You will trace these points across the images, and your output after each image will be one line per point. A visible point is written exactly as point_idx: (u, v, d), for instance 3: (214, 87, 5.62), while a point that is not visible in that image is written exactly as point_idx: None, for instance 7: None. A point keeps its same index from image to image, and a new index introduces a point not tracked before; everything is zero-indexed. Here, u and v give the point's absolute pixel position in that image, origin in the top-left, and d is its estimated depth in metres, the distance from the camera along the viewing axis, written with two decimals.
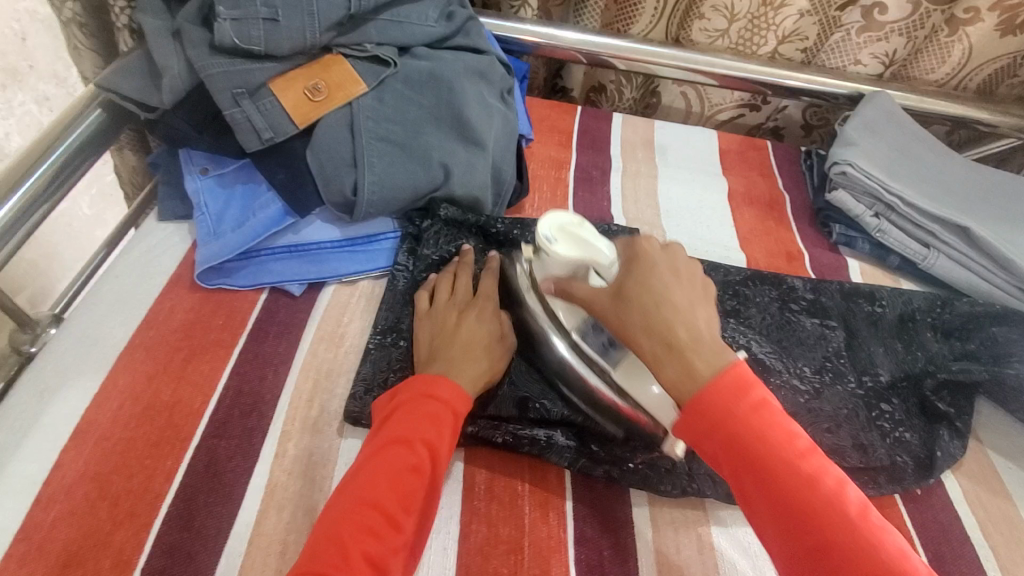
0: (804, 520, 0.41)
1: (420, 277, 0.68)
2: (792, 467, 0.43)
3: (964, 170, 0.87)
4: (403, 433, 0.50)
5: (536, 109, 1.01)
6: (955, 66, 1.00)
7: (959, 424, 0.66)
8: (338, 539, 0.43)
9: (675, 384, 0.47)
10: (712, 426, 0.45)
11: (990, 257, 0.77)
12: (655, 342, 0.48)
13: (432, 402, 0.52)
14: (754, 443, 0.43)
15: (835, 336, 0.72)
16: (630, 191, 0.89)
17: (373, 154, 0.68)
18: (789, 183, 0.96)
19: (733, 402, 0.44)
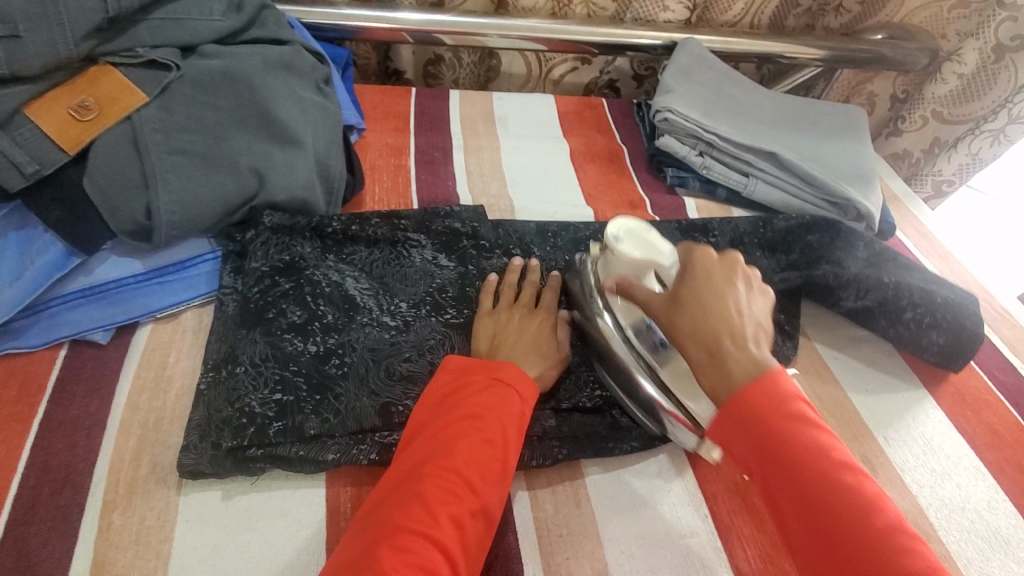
0: (809, 506, 0.43)
1: (251, 295, 0.60)
2: (821, 472, 0.44)
3: (770, 101, 0.96)
4: (471, 410, 0.52)
5: (368, 97, 0.97)
6: (747, 3, 1.07)
7: (790, 330, 0.73)
8: (390, 506, 0.46)
9: (716, 388, 0.49)
10: (749, 421, 0.46)
11: (798, 177, 0.86)
12: (699, 346, 0.50)
13: (498, 383, 0.54)
14: (785, 442, 0.44)
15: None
16: (474, 166, 0.87)
17: (167, 170, 0.61)
18: (626, 136, 0.99)
19: (767, 404, 0.46)
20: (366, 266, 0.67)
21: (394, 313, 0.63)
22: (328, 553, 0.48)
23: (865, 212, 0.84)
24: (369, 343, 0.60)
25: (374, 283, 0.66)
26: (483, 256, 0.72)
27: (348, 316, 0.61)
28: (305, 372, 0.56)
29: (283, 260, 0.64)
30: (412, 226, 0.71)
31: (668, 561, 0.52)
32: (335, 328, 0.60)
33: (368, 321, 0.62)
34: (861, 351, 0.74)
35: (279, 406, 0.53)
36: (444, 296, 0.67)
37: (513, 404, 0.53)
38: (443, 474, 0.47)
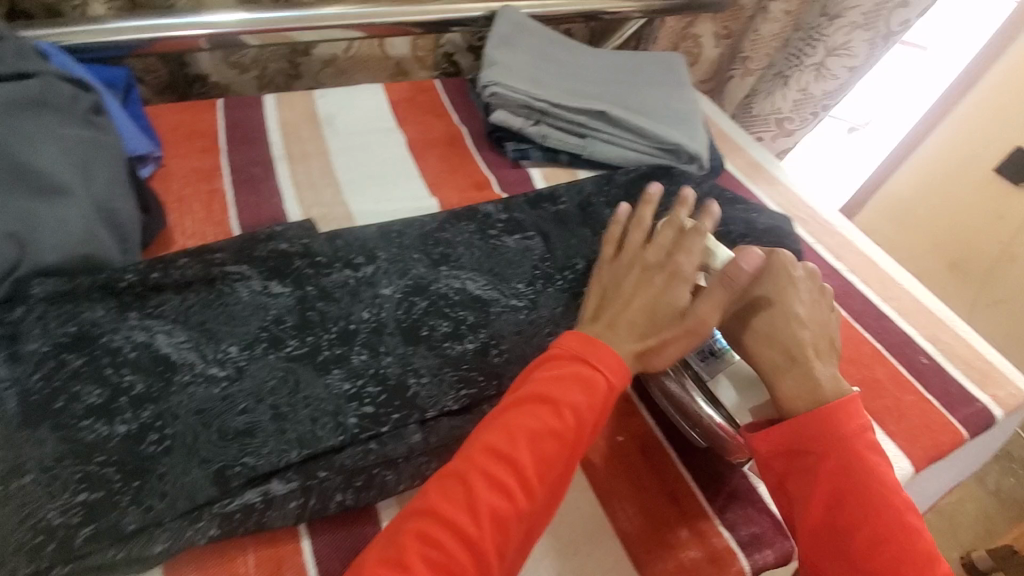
0: (851, 527, 0.50)
1: (32, 383, 0.51)
2: (877, 495, 0.51)
3: (595, 60, 0.97)
4: (547, 394, 0.52)
5: (166, 118, 0.85)
6: None
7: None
8: (422, 526, 0.46)
9: (797, 395, 0.56)
10: (823, 447, 0.52)
11: (630, 131, 0.88)
12: (778, 353, 0.58)
13: (581, 365, 0.53)
14: (848, 467, 0.52)
15: (526, 247, 0.75)
16: (302, 176, 0.80)
17: None
18: (463, 116, 0.96)
19: (837, 427, 0.53)
20: (181, 316, 0.59)
21: (221, 361, 0.56)
22: None
23: (694, 154, 0.88)
24: (194, 405, 0.52)
25: (195, 332, 0.58)
26: (321, 274, 0.66)
27: (164, 378, 0.54)
28: (116, 459, 0.48)
29: (69, 333, 0.54)
30: (228, 257, 0.63)
31: (550, 544, 0.52)
32: (149, 398, 0.52)
33: (189, 379, 0.54)
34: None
35: (86, 509, 0.46)
36: (280, 328, 0.60)
37: (602, 388, 0.53)
38: (468, 500, 0.47)
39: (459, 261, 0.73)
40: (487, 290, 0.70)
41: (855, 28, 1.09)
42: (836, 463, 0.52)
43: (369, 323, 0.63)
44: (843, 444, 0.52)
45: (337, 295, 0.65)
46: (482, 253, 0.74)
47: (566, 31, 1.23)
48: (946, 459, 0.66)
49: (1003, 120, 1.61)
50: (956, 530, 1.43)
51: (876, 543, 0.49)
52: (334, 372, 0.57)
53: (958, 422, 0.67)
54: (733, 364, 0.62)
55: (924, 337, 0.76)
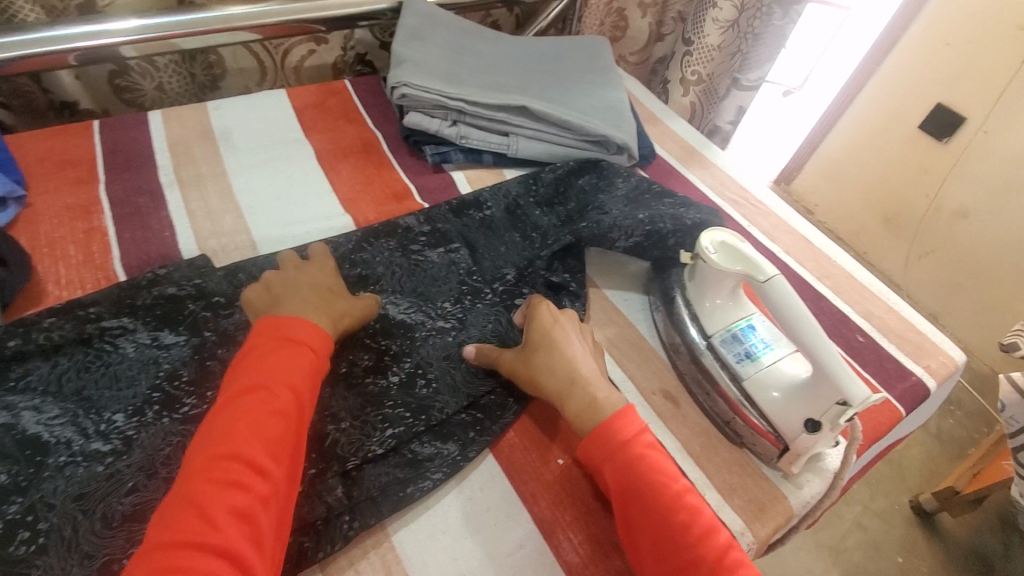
0: (658, 531, 0.48)
1: None
2: (676, 506, 0.49)
3: (514, 48, 0.92)
4: (252, 383, 0.48)
5: (30, 146, 0.75)
6: None
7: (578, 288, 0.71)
8: (198, 514, 0.41)
9: (582, 413, 0.54)
10: (601, 467, 0.51)
11: (555, 124, 0.84)
12: (561, 377, 0.56)
13: (286, 347, 0.50)
14: (642, 478, 0.50)
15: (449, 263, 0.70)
16: (196, 202, 0.72)
17: None
18: (378, 119, 0.89)
19: (613, 434, 0.52)
20: (52, 385, 0.51)
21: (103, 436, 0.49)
22: None
23: (623, 144, 0.84)
24: (68, 496, 0.46)
25: (70, 404, 0.50)
26: (221, 317, 0.59)
27: (33, 466, 0.47)
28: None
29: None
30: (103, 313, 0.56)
31: None
32: (15, 494, 0.45)
33: (61, 463, 0.47)
34: (642, 284, 0.76)
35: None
36: (172, 386, 0.53)
37: (306, 360, 0.50)
38: (200, 506, 0.42)
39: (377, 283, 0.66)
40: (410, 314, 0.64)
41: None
42: (610, 478, 0.51)
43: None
44: (617, 457, 0.51)
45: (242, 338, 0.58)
46: (403, 272, 0.67)
47: (492, 20, 1.17)
48: (883, 438, 0.67)
49: (922, 78, 1.64)
50: (905, 477, 1.50)
51: (677, 543, 0.47)
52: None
53: (894, 399, 0.68)
54: (772, 366, 0.60)
55: (857, 314, 0.76)
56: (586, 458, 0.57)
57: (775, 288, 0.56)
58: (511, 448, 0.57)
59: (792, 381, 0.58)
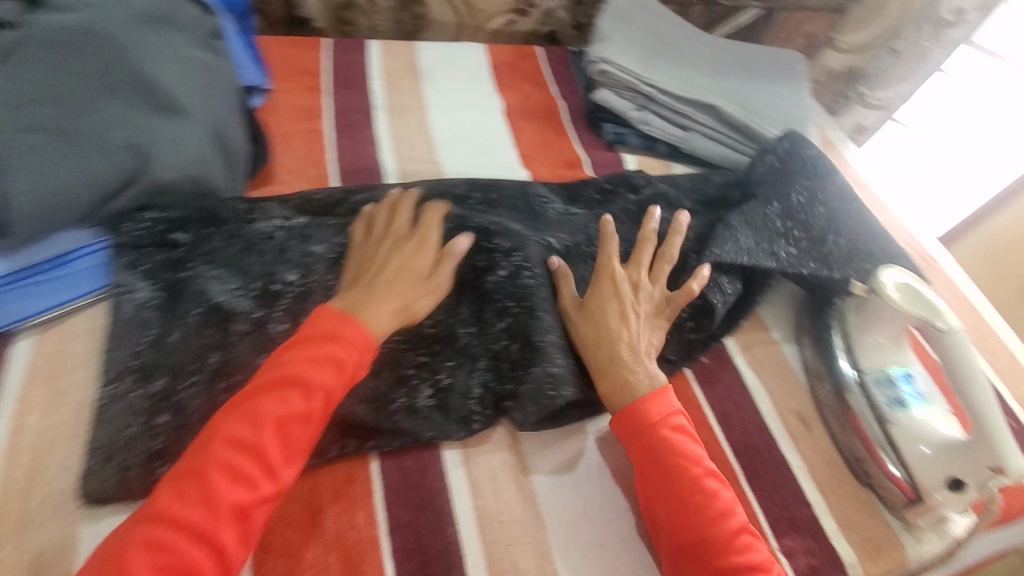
0: (677, 508, 0.49)
1: (160, 271, 0.56)
2: (695, 484, 0.50)
3: (709, 49, 0.93)
4: (326, 352, 0.49)
5: (275, 50, 0.85)
6: None
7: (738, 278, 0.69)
8: (240, 450, 0.43)
9: (611, 390, 0.55)
10: (633, 433, 0.53)
11: (737, 131, 0.84)
12: (602, 352, 0.56)
13: (333, 341, 0.49)
14: (674, 456, 0.51)
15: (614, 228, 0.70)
16: (400, 129, 0.80)
17: (23, 151, 0.51)
18: (563, 89, 0.93)
19: (649, 416, 0.53)
20: (310, 233, 0.61)
21: (316, 301, 0.57)
22: (253, 568, 0.45)
23: None
24: (285, 342, 0.54)
25: (294, 266, 0.58)
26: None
27: (265, 309, 0.55)
28: (212, 386, 0.51)
29: (169, 246, 0.57)
30: (329, 200, 0.65)
31: (608, 534, 0.52)
32: (251, 327, 0.54)
33: (285, 314, 0.56)
34: (792, 308, 0.73)
35: (183, 424, 0.50)
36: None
37: (343, 358, 0.49)
38: (234, 463, 0.43)
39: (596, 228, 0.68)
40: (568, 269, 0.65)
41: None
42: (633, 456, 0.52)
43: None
44: (648, 430, 0.52)
45: None
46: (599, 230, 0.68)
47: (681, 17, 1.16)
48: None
49: None
50: None
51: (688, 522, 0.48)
52: (424, 328, 0.57)
53: None
54: (923, 423, 0.58)
55: (1017, 400, 0.71)
56: (710, 448, 0.59)
57: (954, 341, 0.54)
58: None
59: (945, 441, 0.56)
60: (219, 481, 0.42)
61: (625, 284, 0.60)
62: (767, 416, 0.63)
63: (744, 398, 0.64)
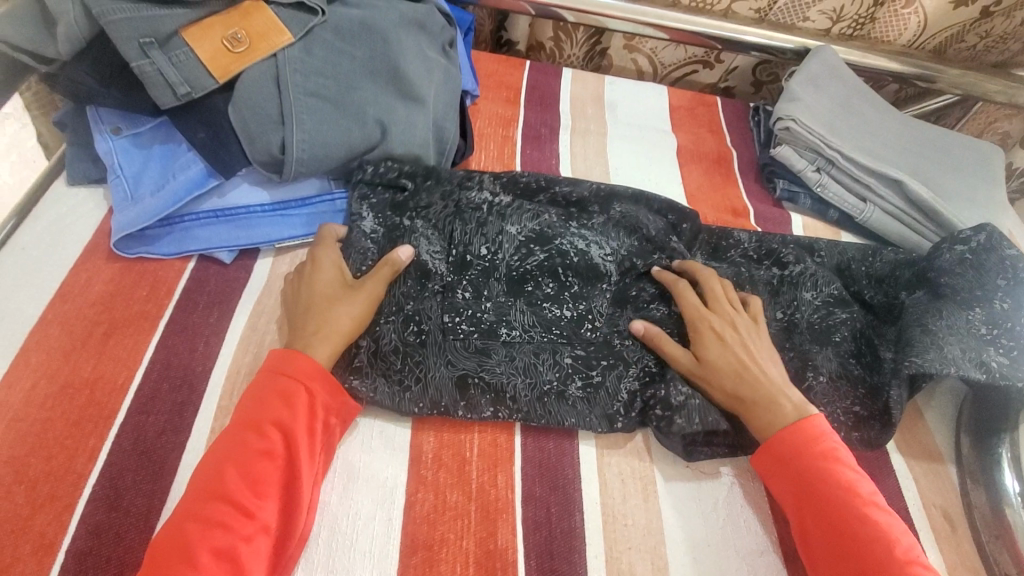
0: (847, 540, 0.48)
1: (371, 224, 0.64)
2: (859, 512, 0.49)
3: (901, 126, 0.90)
4: (286, 389, 0.50)
5: (483, 64, 0.97)
6: (912, 36, 1.00)
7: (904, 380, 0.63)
8: (220, 492, 0.45)
9: (768, 421, 0.54)
10: (792, 461, 0.52)
11: (921, 211, 0.81)
12: (738, 387, 0.56)
13: (284, 379, 0.51)
14: (827, 487, 0.50)
15: (753, 298, 0.68)
16: (579, 149, 0.87)
17: (303, 111, 0.64)
18: (737, 141, 0.95)
19: (808, 443, 0.52)
20: (506, 215, 0.65)
21: (498, 278, 0.63)
22: (407, 495, 0.51)
23: None
24: (467, 308, 0.60)
25: (487, 241, 0.64)
26: (607, 230, 0.67)
27: (457, 277, 0.62)
28: (406, 326, 0.58)
29: (397, 189, 0.67)
30: (532, 185, 0.71)
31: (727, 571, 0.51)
32: (442, 288, 0.61)
33: (473, 282, 0.62)
34: (955, 406, 0.68)
35: (377, 351, 0.57)
36: (551, 265, 0.63)
37: (301, 401, 0.50)
38: (232, 495, 0.45)
39: (758, 285, 0.69)
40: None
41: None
42: (780, 489, 0.52)
43: (619, 287, 0.65)
44: (805, 456, 0.52)
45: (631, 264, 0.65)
46: (768, 290, 0.69)
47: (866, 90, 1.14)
48: None
49: None
50: None
51: (862, 556, 0.47)
52: (586, 326, 0.61)
53: None
54: None
55: None
56: None
57: None
58: None
59: None
60: (270, 411, 0.49)
61: (725, 326, 0.59)
62: (911, 505, 0.59)
63: (887, 480, 0.60)
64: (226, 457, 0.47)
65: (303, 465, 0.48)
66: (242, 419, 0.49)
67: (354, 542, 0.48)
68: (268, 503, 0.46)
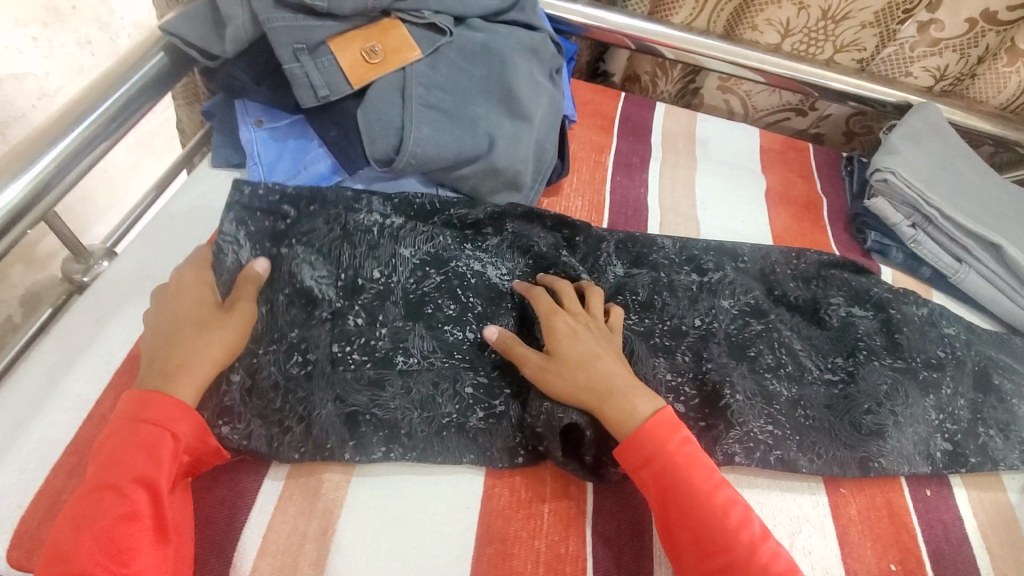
0: (702, 531, 0.49)
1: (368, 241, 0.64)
2: (710, 502, 0.50)
3: (1004, 190, 0.88)
4: (145, 437, 0.48)
5: (581, 92, 1.01)
6: (1010, 97, 0.98)
7: (823, 413, 0.64)
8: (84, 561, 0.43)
9: (625, 418, 0.53)
10: (651, 459, 0.52)
11: (1019, 278, 0.78)
12: (587, 389, 0.55)
13: (157, 429, 0.48)
14: (676, 479, 0.51)
15: (672, 304, 0.70)
16: (668, 181, 0.89)
17: (424, 120, 0.70)
18: (828, 187, 0.95)
19: (667, 437, 0.52)
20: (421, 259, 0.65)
21: (394, 302, 0.62)
22: (486, 488, 0.55)
23: None
24: (360, 335, 0.59)
25: (380, 265, 0.63)
26: (503, 251, 0.70)
27: (348, 302, 0.61)
28: (290, 358, 0.57)
29: (279, 216, 0.64)
30: (425, 207, 0.69)
31: None
32: (330, 315, 0.60)
33: (402, 309, 0.62)
34: None
35: (253, 386, 0.56)
36: (450, 287, 0.64)
37: (164, 449, 0.48)
38: (104, 558, 0.43)
39: (677, 291, 0.71)
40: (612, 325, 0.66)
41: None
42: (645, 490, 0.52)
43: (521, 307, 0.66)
44: (664, 451, 0.52)
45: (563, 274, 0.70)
46: (690, 296, 0.71)
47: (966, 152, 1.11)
48: None
49: None
50: None
51: (723, 550, 0.48)
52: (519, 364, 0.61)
53: None
54: None
55: None
56: None
57: None
58: (851, 522, 0.58)
59: None
60: (166, 412, 0.49)
61: (578, 322, 0.59)
62: None
63: (964, 549, 0.59)
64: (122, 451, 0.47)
65: (171, 529, 0.46)
66: (94, 478, 0.46)
67: (440, 525, 0.52)
68: (143, 557, 0.44)
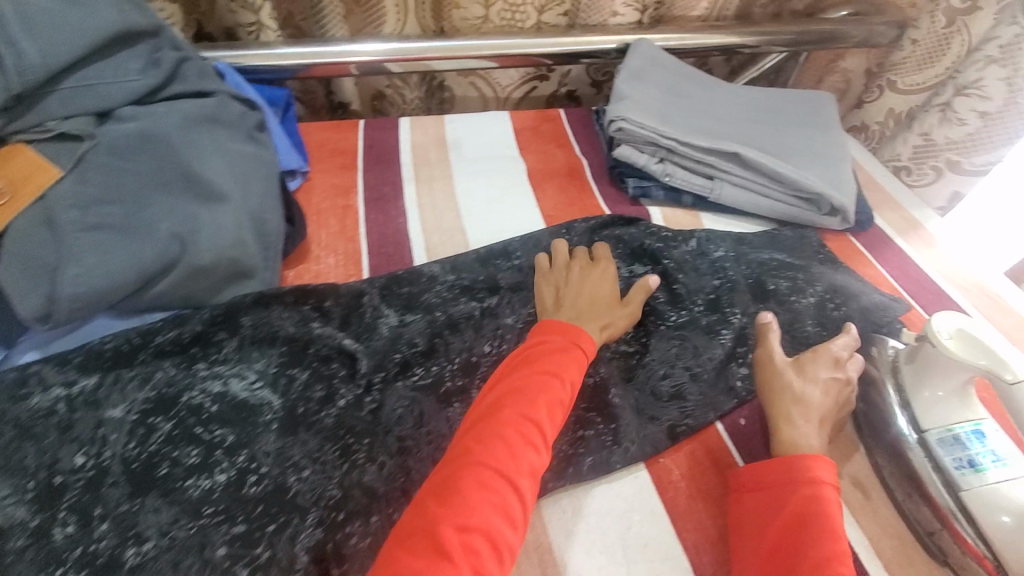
0: None
1: (52, 425, 0.53)
2: (815, 548, 0.47)
3: (732, 97, 0.92)
4: (489, 464, 0.48)
5: (314, 135, 0.93)
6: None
7: (625, 389, 0.62)
8: None
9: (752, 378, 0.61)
10: (778, 488, 0.52)
11: (764, 175, 0.82)
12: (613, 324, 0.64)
13: (497, 463, 0.49)
14: (792, 520, 0.49)
15: (458, 340, 0.65)
16: (426, 199, 0.84)
17: (84, 249, 0.57)
18: (585, 148, 0.95)
19: (788, 467, 0.53)
20: (135, 415, 0.54)
21: (113, 483, 0.51)
22: None
23: (840, 206, 0.79)
24: (71, 548, 0.47)
25: (85, 445, 0.52)
26: (244, 354, 0.60)
27: (45, 514, 0.49)
28: None
29: None
30: (123, 347, 0.58)
31: None
32: (26, 541, 0.47)
33: (126, 487, 0.51)
34: None
35: None
36: (183, 430, 0.54)
37: (503, 477, 0.48)
38: None
39: (458, 324, 0.66)
40: (390, 388, 0.60)
41: (990, 62, 0.92)
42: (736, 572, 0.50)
43: (282, 414, 0.57)
44: (790, 485, 0.52)
45: (327, 357, 0.61)
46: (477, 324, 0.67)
47: (704, 68, 1.16)
48: None
49: None
50: None
51: None
52: (289, 490, 0.52)
53: None
54: (996, 487, 0.51)
55: None
56: None
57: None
58: (675, 491, 0.56)
59: None
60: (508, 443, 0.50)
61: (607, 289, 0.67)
62: None
63: None
64: (477, 495, 0.46)
65: None
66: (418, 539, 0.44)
67: None
68: None
